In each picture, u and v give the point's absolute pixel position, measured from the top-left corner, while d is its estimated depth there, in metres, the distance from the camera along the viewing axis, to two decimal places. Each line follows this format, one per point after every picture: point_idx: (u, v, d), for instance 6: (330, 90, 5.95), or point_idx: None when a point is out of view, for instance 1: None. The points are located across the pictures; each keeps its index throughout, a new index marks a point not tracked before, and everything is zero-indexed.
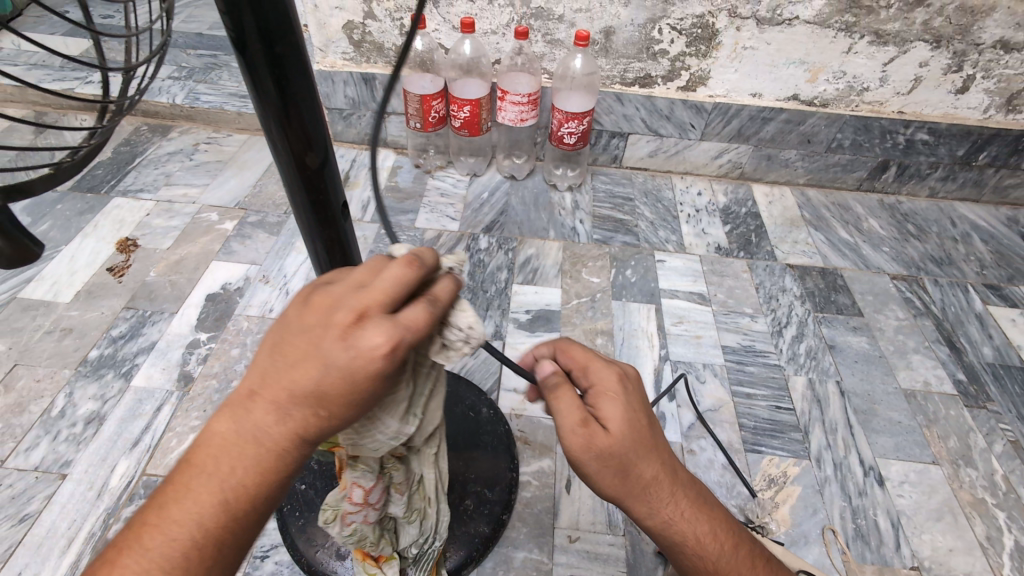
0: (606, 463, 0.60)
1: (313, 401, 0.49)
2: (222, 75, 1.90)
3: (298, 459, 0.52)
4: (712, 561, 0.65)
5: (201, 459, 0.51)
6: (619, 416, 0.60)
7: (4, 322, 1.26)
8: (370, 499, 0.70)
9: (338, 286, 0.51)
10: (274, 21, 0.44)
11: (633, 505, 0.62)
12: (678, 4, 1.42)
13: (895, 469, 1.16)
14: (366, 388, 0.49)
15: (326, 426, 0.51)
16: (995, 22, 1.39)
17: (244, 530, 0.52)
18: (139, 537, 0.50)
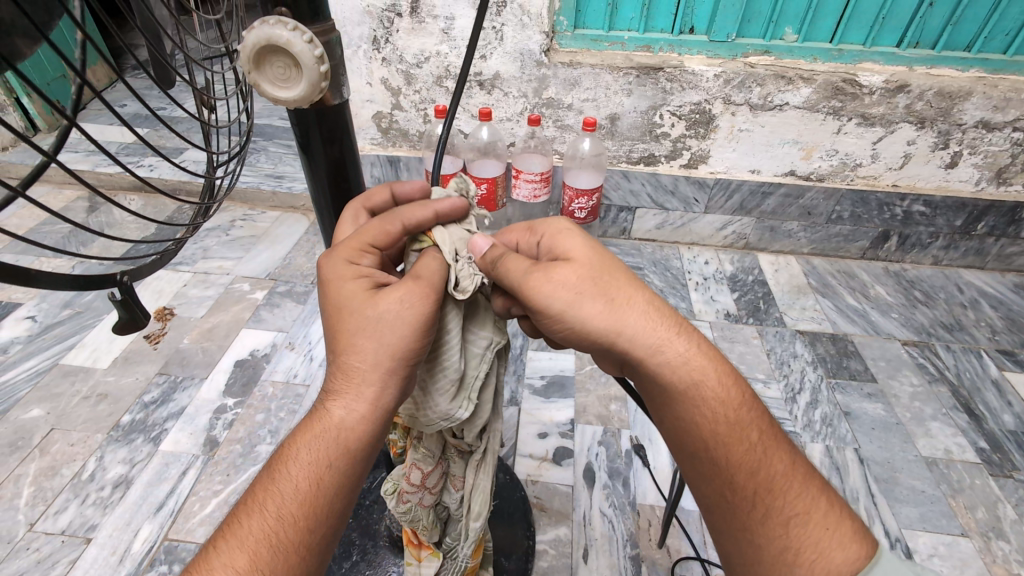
0: (602, 290, 0.59)
1: (348, 374, 0.56)
2: (260, 158, 2.07)
3: (333, 417, 0.56)
4: (729, 404, 0.61)
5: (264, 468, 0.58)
6: (583, 247, 0.62)
7: (45, 388, 1.33)
8: (428, 482, 0.77)
9: None
10: (336, 134, 0.53)
11: (643, 337, 0.59)
12: (677, 94, 1.57)
13: (923, 541, 1.13)
14: (379, 336, 0.55)
15: (364, 403, 0.55)
16: (974, 105, 1.50)
17: (298, 514, 0.54)
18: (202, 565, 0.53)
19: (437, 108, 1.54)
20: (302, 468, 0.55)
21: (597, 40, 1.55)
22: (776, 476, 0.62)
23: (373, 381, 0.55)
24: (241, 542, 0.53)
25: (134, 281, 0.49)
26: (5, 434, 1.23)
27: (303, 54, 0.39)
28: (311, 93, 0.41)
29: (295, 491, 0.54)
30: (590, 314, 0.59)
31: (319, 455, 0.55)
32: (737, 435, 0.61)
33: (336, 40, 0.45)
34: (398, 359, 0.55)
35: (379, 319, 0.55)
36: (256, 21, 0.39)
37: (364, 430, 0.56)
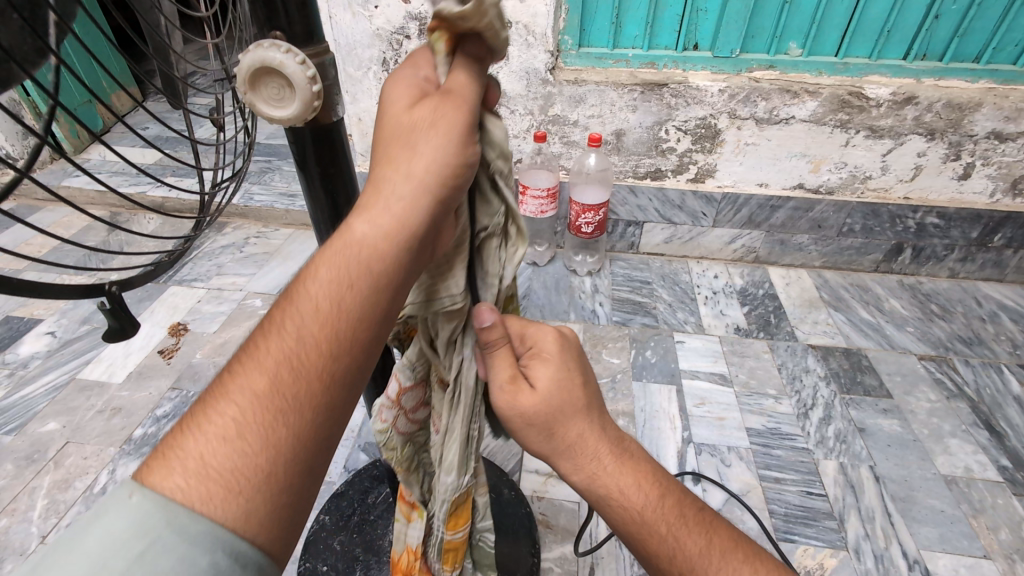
0: (531, 420, 0.60)
1: (373, 191, 0.45)
2: (274, 177, 2.12)
3: (370, 250, 0.43)
4: (640, 514, 0.61)
5: (264, 334, 0.43)
6: (544, 375, 0.60)
7: (61, 402, 1.36)
8: (403, 401, 0.72)
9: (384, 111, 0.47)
10: (331, 151, 0.54)
11: (557, 459, 0.62)
12: (682, 109, 1.58)
13: (943, 563, 1.09)
14: (414, 156, 0.44)
15: (389, 222, 0.44)
16: (985, 116, 1.48)
17: (328, 376, 0.42)
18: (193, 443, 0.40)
19: (540, 136, 1.55)
20: (330, 324, 0.43)
21: (602, 58, 1.57)
22: (688, 561, 0.60)
23: (398, 205, 0.44)
24: (229, 405, 0.41)
25: (125, 291, 0.44)
26: (22, 447, 1.26)
27: (296, 75, 0.41)
28: (304, 112, 0.43)
29: (295, 336, 0.42)
30: (520, 436, 0.63)
31: (334, 286, 0.43)
32: (647, 534, 0.61)
33: (330, 61, 0.47)
34: (432, 180, 0.44)
35: (410, 136, 0.45)
36: (251, 45, 0.41)
37: (383, 261, 0.44)
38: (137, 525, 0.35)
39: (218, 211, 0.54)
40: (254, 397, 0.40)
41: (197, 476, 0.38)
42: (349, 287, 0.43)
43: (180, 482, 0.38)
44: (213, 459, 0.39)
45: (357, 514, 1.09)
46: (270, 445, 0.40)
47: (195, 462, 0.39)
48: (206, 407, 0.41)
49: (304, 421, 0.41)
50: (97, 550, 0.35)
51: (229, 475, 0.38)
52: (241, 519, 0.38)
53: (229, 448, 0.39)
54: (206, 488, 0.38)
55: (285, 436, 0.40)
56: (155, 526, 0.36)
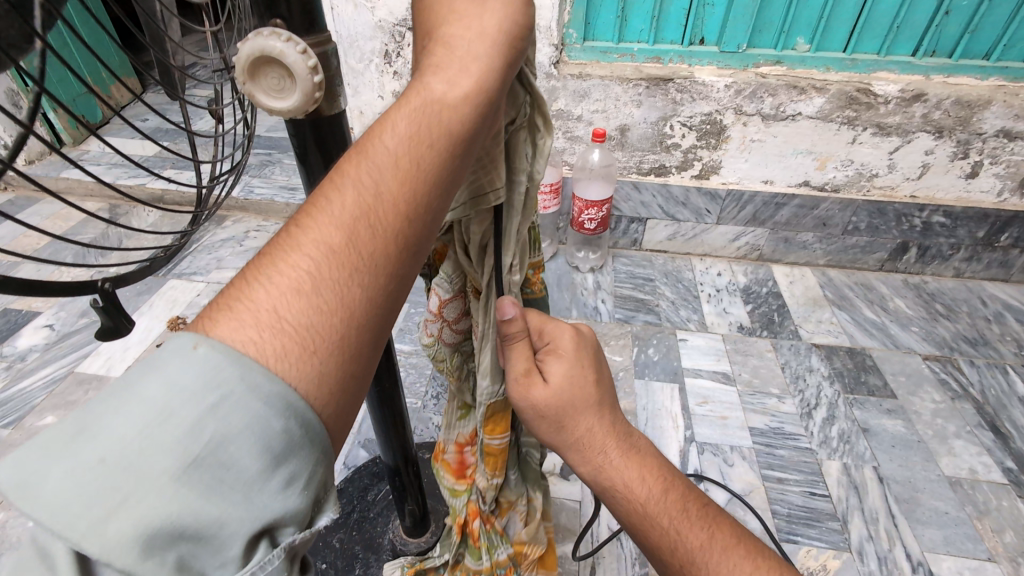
0: (543, 414, 0.60)
1: (444, 43, 0.37)
2: (275, 170, 2.10)
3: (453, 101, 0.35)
4: (644, 507, 0.60)
5: (328, 188, 0.35)
6: (557, 371, 0.59)
7: (60, 395, 1.35)
8: (445, 312, 0.68)
9: None
10: (332, 144, 0.53)
11: (566, 451, 0.62)
12: (687, 105, 1.56)
13: (947, 565, 1.08)
14: (491, 4, 0.37)
15: (468, 81, 0.36)
16: (995, 114, 1.47)
17: (406, 240, 0.34)
18: (246, 309, 0.32)
19: None
20: (407, 179, 0.34)
21: (607, 52, 1.55)
22: (691, 554, 0.59)
23: (482, 51, 0.36)
24: (299, 256, 0.33)
25: (119, 287, 0.42)
26: (19, 440, 1.25)
27: (296, 64, 0.39)
28: (305, 104, 0.41)
29: (373, 183, 0.34)
30: (533, 427, 0.62)
31: (413, 134, 0.35)
32: (649, 526, 0.60)
33: (332, 51, 0.45)
34: (510, 34, 0.37)
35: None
36: (250, 33, 0.39)
37: (472, 113, 0.36)
38: (205, 380, 0.29)
39: (216, 207, 0.51)
40: (330, 250, 0.33)
41: (257, 343, 0.31)
42: (436, 134, 0.35)
43: (250, 338, 0.31)
44: (274, 326, 0.31)
45: (357, 512, 1.08)
46: (345, 309, 0.32)
47: (262, 319, 0.31)
48: (265, 267, 0.33)
49: (381, 288, 0.33)
50: (161, 402, 0.29)
51: (304, 337, 0.31)
52: (314, 391, 0.31)
53: (293, 316, 0.31)
54: (279, 348, 0.31)
55: (363, 299, 0.33)
56: (226, 381, 0.30)
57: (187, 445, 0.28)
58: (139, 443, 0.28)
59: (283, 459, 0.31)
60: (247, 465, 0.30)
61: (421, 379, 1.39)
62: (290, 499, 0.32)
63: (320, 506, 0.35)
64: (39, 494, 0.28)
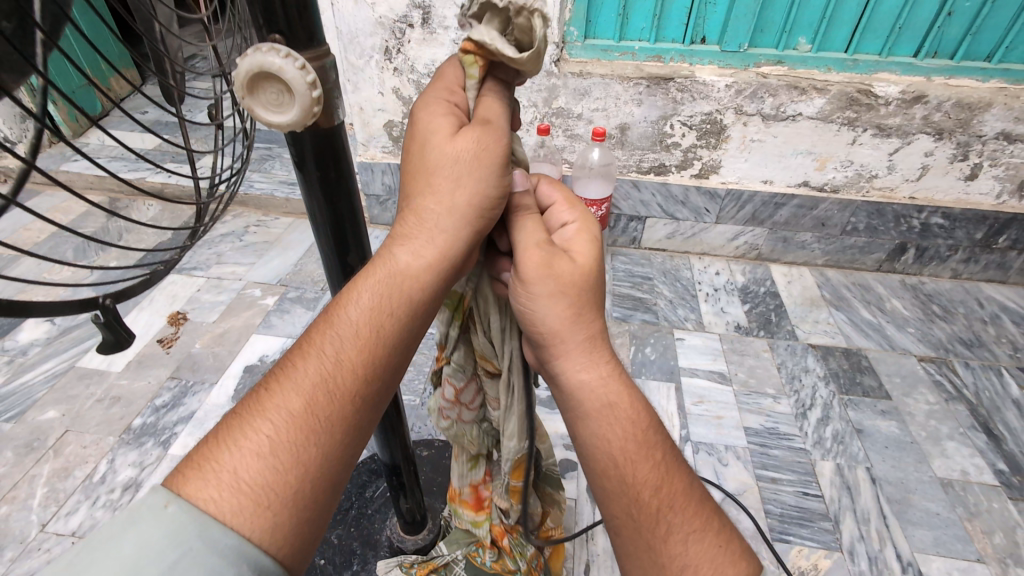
0: (566, 290, 0.52)
1: (415, 220, 0.47)
2: (275, 165, 2.10)
3: (409, 285, 0.46)
4: (644, 428, 0.53)
5: (294, 359, 0.44)
6: (586, 252, 0.54)
7: (60, 390, 1.36)
8: (462, 398, 0.72)
9: (422, 128, 0.48)
10: (331, 156, 0.53)
11: (572, 349, 0.53)
12: (687, 104, 1.56)
13: (936, 566, 1.10)
14: (460, 182, 0.46)
15: (432, 254, 0.46)
16: (995, 117, 1.47)
17: (356, 400, 0.43)
18: (217, 464, 0.39)
19: (542, 129, 1.52)
20: (362, 350, 0.44)
21: (608, 51, 1.54)
22: (674, 499, 0.53)
23: (449, 225, 0.46)
24: (264, 420, 0.40)
25: (119, 303, 0.43)
26: (21, 435, 1.26)
27: (295, 79, 0.40)
28: (304, 118, 0.42)
29: (335, 352, 0.43)
30: (537, 306, 0.52)
31: (374, 311, 0.45)
32: (646, 453, 0.53)
33: (331, 64, 0.46)
34: (473, 210, 0.47)
35: (458, 162, 0.46)
36: (249, 48, 0.40)
37: (429, 283, 0.46)
38: (171, 535, 0.35)
39: (215, 222, 0.51)
40: (292, 413, 0.41)
41: (224, 494, 0.38)
42: (389, 310, 0.45)
43: (213, 496, 0.38)
44: (241, 478, 0.38)
45: (355, 508, 1.09)
46: (302, 462, 0.40)
47: (227, 479, 0.38)
48: (234, 426, 0.41)
49: (331, 442, 0.42)
50: (133, 555, 0.35)
51: (261, 493, 0.38)
52: (268, 537, 0.38)
53: (258, 470, 0.39)
54: (238, 504, 0.38)
55: (316, 455, 0.41)
56: (188, 537, 0.36)
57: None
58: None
59: None
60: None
61: (420, 376, 1.40)
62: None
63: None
64: None
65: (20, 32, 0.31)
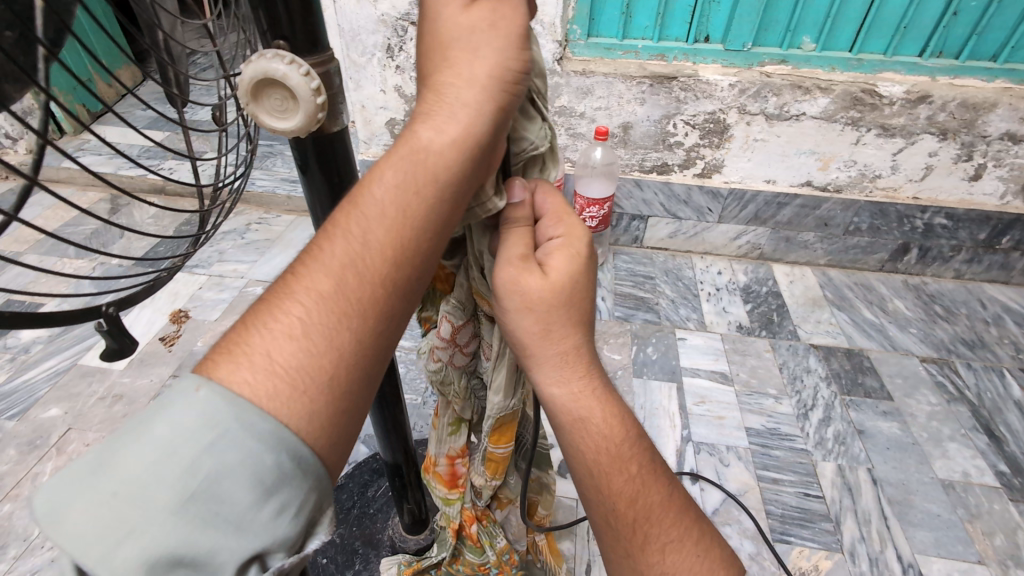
0: (533, 308, 0.50)
1: (434, 97, 0.40)
2: (276, 162, 2.10)
3: (441, 159, 0.39)
4: (617, 444, 0.53)
5: (321, 239, 0.38)
6: (563, 266, 0.51)
7: (63, 388, 1.36)
8: (457, 339, 0.66)
9: (431, 3, 0.41)
10: (335, 159, 0.53)
11: (542, 363, 0.52)
12: (691, 103, 1.55)
13: (937, 567, 1.10)
14: (479, 56, 0.40)
15: (455, 129, 0.39)
16: (1000, 117, 1.46)
17: (391, 285, 0.37)
18: (242, 352, 0.35)
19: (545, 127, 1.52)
20: (394, 229, 0.37)
21: (611, 49, 1.53)
22: (651, 511, 0.55)
23: (473, 97, 0.39)
24: (293, 302, 0.36)
25: (122, 311, 0.43)
26: (24, 433, 1.26)
27: (299, 86, 0.40)
28: (308, 125, 0.42)
29: (363, 234, 0.37)
30: (509, 320, 0.52)
31: (404, 187, 0.38)
32: (619, 469, 0.53)
33: (335, 70, 0.46)
34: (498, 82, 0.40)
35: (475, 32, 0.40)
36: (252, 54, 0.39)
37: (459, 160, 0.39)
38: (204, 419, 0.33)
39: (217, 228, 0.51)
40: (321, 297, 0.36)
41: (252, 381, 0.34)
42: (423, 183, 0.38)
43: (246, 378, 0.34)
44: (269, 366, 0.34)
45: (357, 507, 1.10)
46: (337, 350, 0.35)
47: (259, 362, 0.34)
48: (261, 311, 0.36)
49: (367, 329, 0.37)
50: (165, 438, 0.32)
51: (294, 378, 0.34)
52: (306, 425, 0.34)
53: (285, 358, 0.34)
54: (272, 387, 0.34)
55: (350, 341, 0.36)
56: (224, 421, 0.33)
57: (184, 482, 0.32)
58: (141, 475, 0.31)
59: (276, 494, 0.34)
60: (240, 498, 0.33)
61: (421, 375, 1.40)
62: (282, 530, 0.34)
63: (311, 534, 0.37)
64: (49, 525, 0.30)
65: (20, 46, 0.32)
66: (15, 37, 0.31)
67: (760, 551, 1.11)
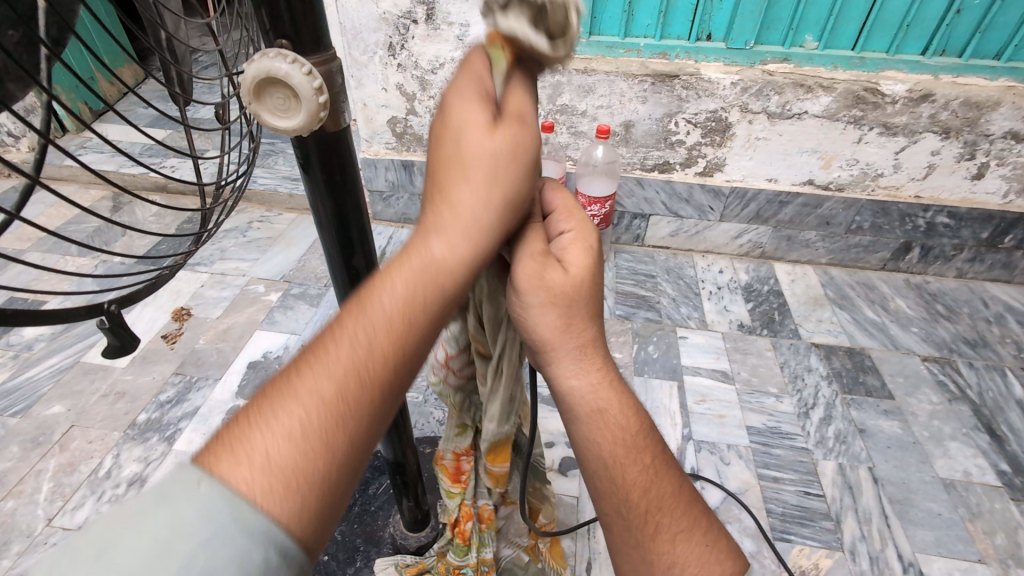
0: (555, 302, 0.51)
1: (458, 197, 0.40)
2: (278, 160, 2.10)
3: (458, 265, 0.39)
4: (633, 436, 0.53)
5: (329, 331, 0.36)
6: (582, 259, 0.52)
7: (65, 385, 1.37)
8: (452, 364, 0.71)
9: (460, 104, 0.42)
10: (337, 159, 0.53)
11: (561, 357, 0.52)
12: (693, 102, 1.55)
13: (937, 566, 1.10)
14: (505, 173, 0.41)
15: (479, 236, 0.40)
16: (1003, 116, 1.46)
17: (395, 390, 0.37)
18: (238, 447, 0.32)
19: (547, 126, 1.52)
20: (408, 331, 0.37)
21: (613, 47, 1.53)
22: (663, 501, 0.55)
23: (496, 210, 0.41)
24: (296, 399, 0.33)
25: (124, 308, 0.43)
26: (27, 430, 1.27)
27: (302, 85, 0.40)
28: (310, 124, 0.42)
29: (381, 328, 0.36)
30: (528, 315, 0.51)
31: (425, 284, 0.38)
32: (634, 460, 0.53)
33: (338, 69, 0.46)
34: (509, 212, 0.42)
35: (495, 159, 0.41)
36: (256, 53, 0.39)
37: (479, 268, 0.40)
38: (203, 514, 0.30)
39: (219, 226, 0.51)
40: (331, 395, 0.34)
41: (247, 482, 0.31)
42: (433, 294, 0.38)
43: (242, 477, 0.31)
44: (266, 463, 0.31)
45: (358, 505, 1.10)
46: (343, 454, 0.33)
47: (259, 462, 0.31)
48: (259, 404, 0.34)
49: (366, 436, 0.35)
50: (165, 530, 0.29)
51: (293, 481, 0.31)
52: (302, 528, 0.32)
53: (286, 460, 0.32)
54: (270, 489, 0.31)
55: (353, 448, 0.34)
56: (221, 517, 0.30)
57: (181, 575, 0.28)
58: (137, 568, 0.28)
59: None
60: None
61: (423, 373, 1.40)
62: None
63: None
64: None
65: (23, 47, 0.32)
66: (18, 37, 0.31)
67: (760, 549, 1.11)
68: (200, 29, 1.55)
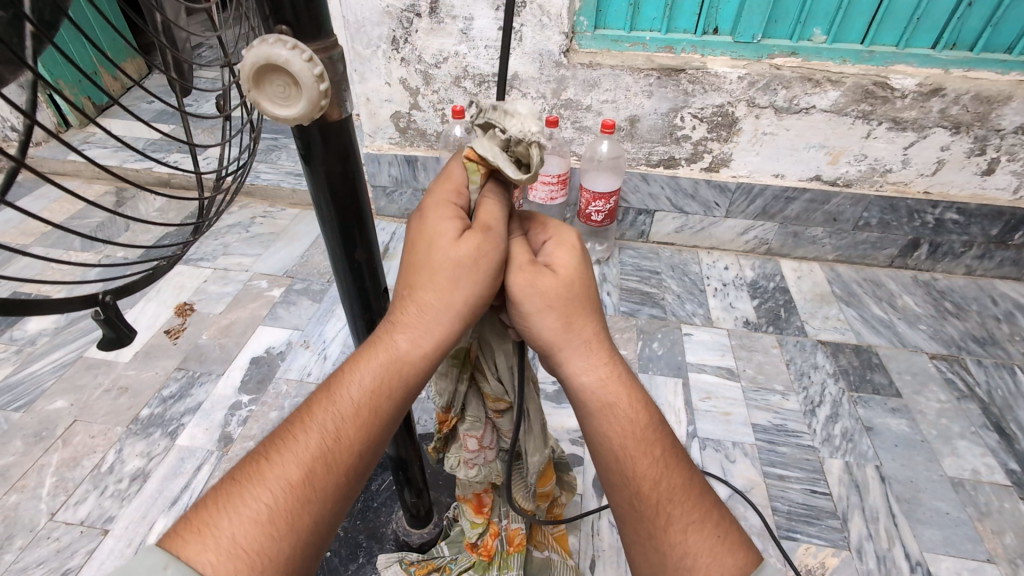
0: (553, 305, 0.52)
1: (413, 309, 0.51)
2: (281, 156, 2.09)
3: (398, 376, 0.51)
4: (642, 428, 0.54)
5: (292, 433, 0.50)
6: (571, 259, 0.53)
7: (68, 380, 1.36)
8: (483, 443, 0.77)
9: (430, 219, 0.52)
10: (338, 149, 0.52)
11: (568, 355, 0.53)
12: (699, 96, 1.53)
13: (945, 566, 1.09)
14: (461, 284, 0.50)
15: (427, 342, 0.51)
16: (1014, 110, 1.43)
17: (337, 479, 0.49)
18: (211, 530, 0.45)
19: (551, 120, 1.51)
20: (352, 433, 0.50)
21: (618, 41, 1.52)
22: (674, 492, 0.54)
23: (447, 318, 0.51)
24: (264, 489, 0.47)
25: (120, 300, 0.42)
26: (30, 424, 1.27)
27: (302, 72, 0.39)
28: (311, 112, 0.41)
29: (333, 430, 0.49)
30: (530, 321, 0.53)
31: (368, 393, 0.50)
32: (644, 451, 0.53)
33: (339, 57, 0.45)
34: (472, 313, 0.52)
35: (459, 266, 0.50)
36: (255, 40, 0.39)
37: (425, 365, 0.52)
38: None
39: (218, 217, 0.50)
40: (290, 484, 0.47)
41: (216, 556, 0.44)
42: (379, 398, 0.51)
43: (210, 559, 0.44)
44: (236, 538, 0.45)
45: (361, 501, 1.10)
46: (296, 530, 0.47)
47: (224, 544, 0.45)
48: (235, 487, 0.47)
49: (314, 516, 0.48)
50: None
51: (252, 556, 0.45)
52: None
53: (249, 537, 0.45)
54: (233, 567, 0.44)
55: (302, 526, 0.47)
56: None
57: None
58: None
59: None
60: None
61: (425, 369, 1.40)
62: None
63: None
64: None
65: (11, 28, 0.31)
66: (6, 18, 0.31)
67: (765, 548, 1.10)
68: (203, 23, 1.54)
